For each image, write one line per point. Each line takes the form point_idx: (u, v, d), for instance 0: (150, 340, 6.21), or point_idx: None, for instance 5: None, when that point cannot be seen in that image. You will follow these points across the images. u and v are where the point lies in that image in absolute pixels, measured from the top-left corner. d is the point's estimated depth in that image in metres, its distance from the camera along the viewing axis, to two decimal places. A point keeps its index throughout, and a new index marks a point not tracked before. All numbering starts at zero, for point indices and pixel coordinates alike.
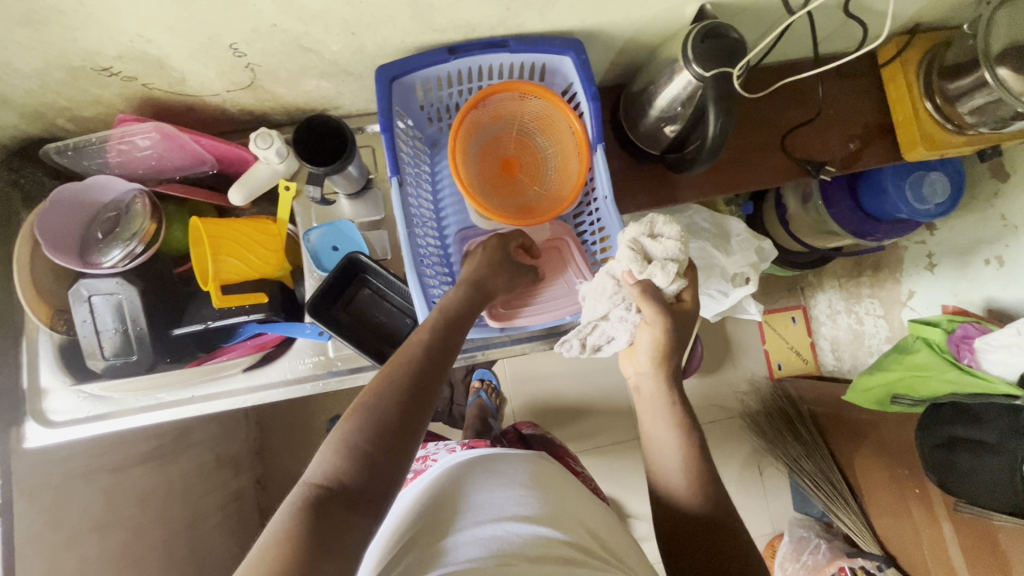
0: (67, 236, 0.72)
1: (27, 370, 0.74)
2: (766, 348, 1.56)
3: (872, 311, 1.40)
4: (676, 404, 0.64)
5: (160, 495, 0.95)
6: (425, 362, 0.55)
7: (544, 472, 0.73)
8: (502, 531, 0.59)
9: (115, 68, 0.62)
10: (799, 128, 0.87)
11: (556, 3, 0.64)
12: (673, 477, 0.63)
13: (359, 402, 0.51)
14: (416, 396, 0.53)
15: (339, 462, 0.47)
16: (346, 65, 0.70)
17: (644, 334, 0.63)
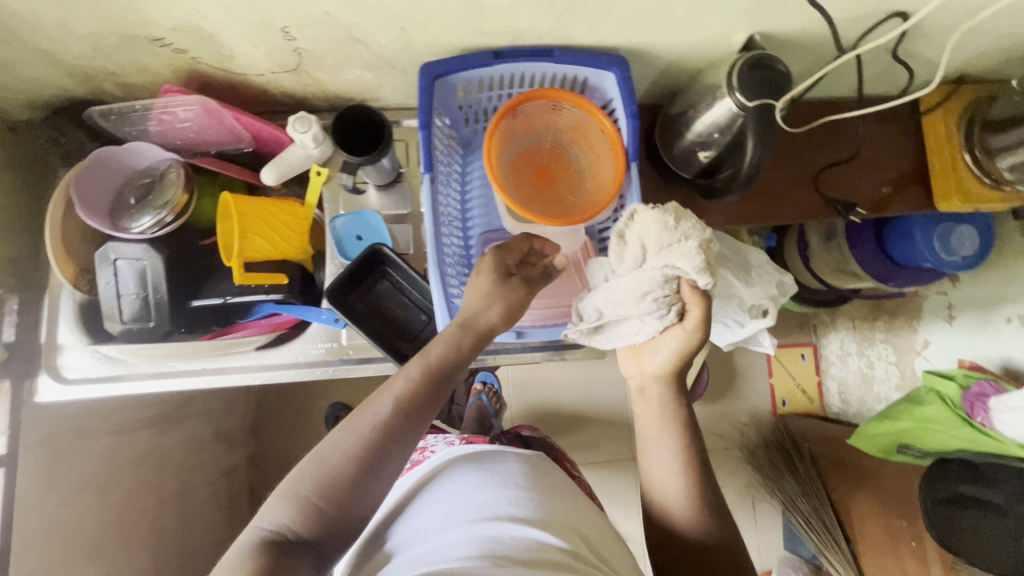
0: (100, 198, 0.73)
1: (45, 324, 0.74)
2: (771, 382, 1.59)
3: (884, 357, 1.38)
4: (680, 414, 0.65)
5: (153, 462, 0.96)
6: (398, 416, 0.53)
7: (542, 478, 0.72)
8: (496, 531, 0.60)
9: (168, 40, 0.63)
10: (833, 167, 0.86)
11: (607, 18, 0.64)
12: (670, 492, 0.63)
13: (321, 450, 0.51)
14: (380, 451, 0.51)
15: (288, 511, 0.48)
16: (391, 58, 0.70)
17: (668, 338, 0.63)
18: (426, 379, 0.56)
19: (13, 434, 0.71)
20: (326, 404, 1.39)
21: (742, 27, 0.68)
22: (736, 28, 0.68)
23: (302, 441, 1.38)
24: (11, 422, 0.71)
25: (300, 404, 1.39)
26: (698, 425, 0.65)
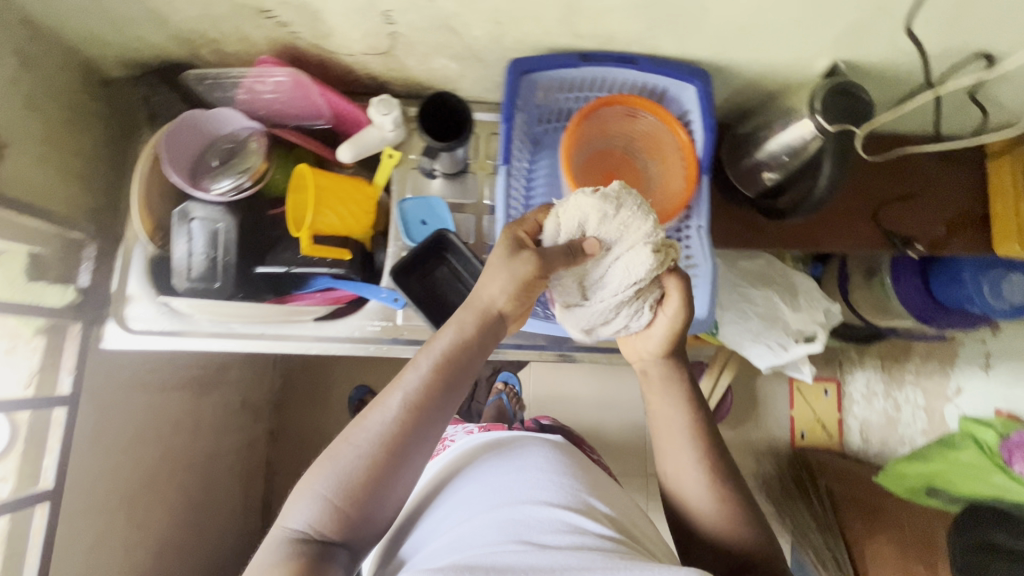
0: (184, 158, 0.76)
1: (117, 274, 0.76)
2: (792, 413, 1.54)
3: (912, 400, 1.38)
4: (685, 400, 0.60)
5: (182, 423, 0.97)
6: (409, 413, 0.49)
7: (569, 462, 0.68)
8: (521, 514, 0.57)
9: (275, 12, 0.65)
10: (893, 202, 0.87)
11: (698, 30, 0.66)
12: (691, 492, 0.58)
13: (335, 451, 0.49)
14: (398, 449, 0.49)
15: (311, 511, 0.47)
16: (480, 51, 0.72)
17: (654, 323, 0.59)
18: (438, 369, 0.51)
19: (78, 375, 0.72)
20: (349, 386, 1.41)
21: (828, 53, 0.69)
22: (821, 53, 0.69)
23: (322, 420, 1.40)
24: (77, 363, 0.72)
25: (324, 383, 1.41)
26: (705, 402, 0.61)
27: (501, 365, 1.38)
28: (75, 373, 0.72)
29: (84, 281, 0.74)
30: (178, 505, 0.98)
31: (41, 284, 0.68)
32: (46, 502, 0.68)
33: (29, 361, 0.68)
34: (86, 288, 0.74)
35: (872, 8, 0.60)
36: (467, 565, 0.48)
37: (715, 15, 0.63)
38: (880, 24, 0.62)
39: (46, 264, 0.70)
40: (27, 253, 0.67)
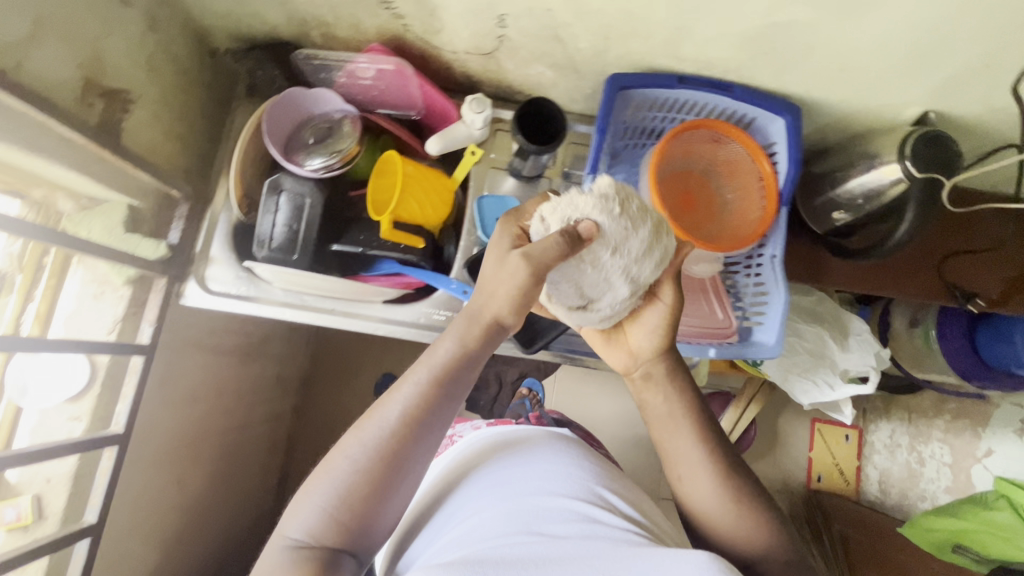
0: (281, 133, 0.79)
1: (203, 237, 0.79)
2: (810, 455, 1.55)
3: (938, 456, 1.34)
4: (686, 405, 0.64)
5: (221, 388, 0.99)
6: (405, 424, 0.52)
7: (579, 455, 0.68)
8: (531, 507, 0.56)
9: (395, 4, 0.68)
10: (959, 254, 0.87)
11: (799, 66, 0.68)
12: (710, 503, 0.60)
13: (331, 462, 0.52)
14: (396, 459, 0.51)
15: (313, 522, 0.49)
16: (579, 62, 0.75)
17: (651, 312, 0.63)
18: (437, 379, 0.54)
19: (157, 328, 0.75)
20: (375, 373, 1.43)
21: (919, 103, 0.71)
22: (914, 102, 0.71)
23: (347, 402, 1.42)
24: (157, 316, 0.75)
25: (354, 367, 1.43)
26: (705, 403, 0.65)
27: (527, 371, 1.38)
28: (154, 325, 0.75)
29: (173, 239, 0.77)
30: (213, 466, 1.01)
31: (137, 236, 0.72)
32: (114, 447, 0.71)
33: (114, 308, 0.73)
34: (174, 245, 0.77)
35: (975, 64, 0.62)
36: (473, 562, 0.47)
37: (820, 53, 0.65)
38: (980, 79, 0.64)
39: (141, 219, 0.73)
40: (126, 207, 0.71)
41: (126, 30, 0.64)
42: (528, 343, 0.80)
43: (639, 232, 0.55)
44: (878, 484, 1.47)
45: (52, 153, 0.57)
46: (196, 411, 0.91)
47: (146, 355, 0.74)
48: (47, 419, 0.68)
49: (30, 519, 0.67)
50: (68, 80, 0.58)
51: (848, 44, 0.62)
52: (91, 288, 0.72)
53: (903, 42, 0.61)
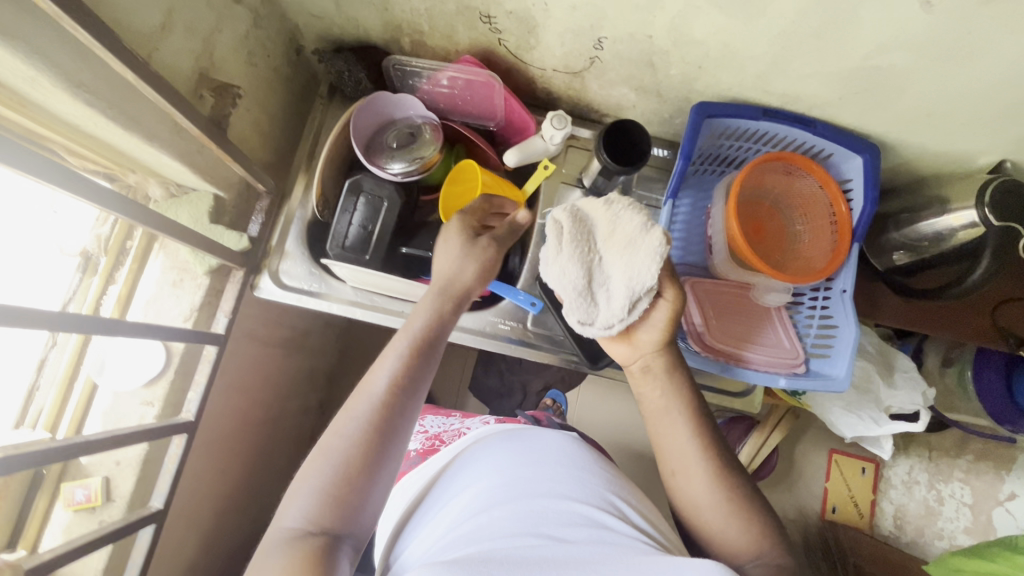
0: (364, 134, 0.80)
1: (280, 230, 0.80)
2: (826, 486, 1.47)
3: (958, 495, 1.32)
4: (686, 401, 0.65)
5: (264, 379, 0.99)
6: (392, 395, 0.56)
7: (585, 453, 0.70)
8: (536, 508, 0.58)
9: (496, 19, 0.69)
10: (1017, 301, 0.84)
11: (886, 108, 0.69)
12: (701, 495, 0.62)
13: (326, 444, 0.54)
14: (387, 434, 0.54)
15: (313, 505, 0.50)
16: (664, 88, 0.76)
17: (654, 311, 0.63)
18: (413, 350, 0.59)
19: (231, 319, 0.75)
20: None
21: (997, 152, 0.72)
22: (992, 151, 0.72)
23: None
24: (233, 307, 0.75)
25: None
26: (706, 407, 0.66)
27: (551, 382, 1.30)
28: (229, 316, 0.75)
29: (252, 230, 0.79)
30: (250, 455, 1.00)
31: (220, 227, 0.72)
32: (183, 434, 0.70)
33: (191, 296, 0.73)
34: (253, 237, 0.78)
35: None
36: (481, 559, 0.49)
37: (910, 98, 0.66)
38: None
39: (224, 209, 0.74)
40: (212, 197, 0.72)
41: (235, 26, 0.65)
42: (593, 359, 0.80)
43: (632, 240, 0.58)
44: (893, 520, 1.41)
45: (165, 142, 0.58)
46: (239, 400, 0.91)
47: (219, 345, 0.73)
48: (121, 401, 0.69)
49: (99, 500, 0.68)
50: (184, 73, 0.59)
51: (940, 92, 0.64)
52: (171, 275, 0.73)
53: (998, 94, 0.62)
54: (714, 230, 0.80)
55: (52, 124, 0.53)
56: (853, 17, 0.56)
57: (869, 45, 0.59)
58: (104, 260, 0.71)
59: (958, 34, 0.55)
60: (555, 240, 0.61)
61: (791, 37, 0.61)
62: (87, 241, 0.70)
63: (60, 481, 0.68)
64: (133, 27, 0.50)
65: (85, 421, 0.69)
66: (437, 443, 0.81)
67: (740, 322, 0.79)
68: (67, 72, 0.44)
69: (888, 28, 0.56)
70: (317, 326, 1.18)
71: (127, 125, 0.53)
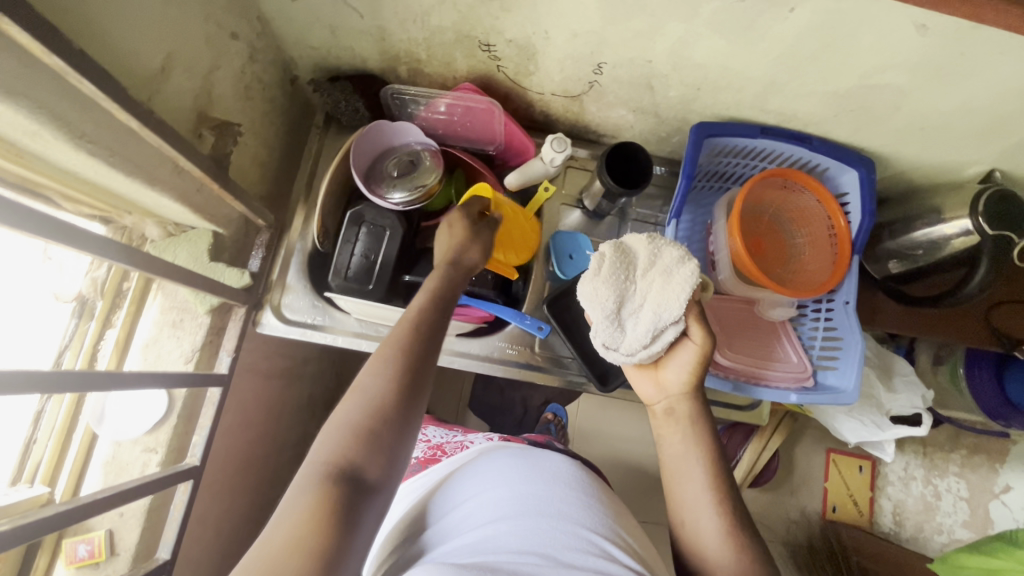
0: (363, 163, 0.79)
1: (280, 264, 0.79)
2: (825, 486, 1.43)
3: (955, 489, 1.37)
4: (704, 449, 0.62)
5: (264, 412, 0.96)
6: (419, 337, 0.55)
7: (590, 480, 0.69)
8: (546, 527, 0.57)
9: (495, 47, 0.69)
10: (1007, 302, 0.88)
11: (880, 124, 0.71)
12: (708, 540, 0.58)
13: (357, 385, 0.51)
14: (417, 376, 0.52)
15: (344, 442, 0.47)
16: (662, 109, 0.77)
17: (681, 351, 0.63)
18: (431, 301, 0.59)
19: (234, 358, 0.73)
20: None
21: (987, 162, 0.74)
22: (981, 161, 0.74)
23: None
24: (236, 345, 0.74)
25: None
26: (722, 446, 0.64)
27: (551, 396, 1.29)
28: (233, 354, 0.73)
29: (253, 266, 0.77)
30: (252, 491, 0.97)
31: (221, 265, 0.71)
32: (190, 480, 0.68)
33: (192, 337, 0.71)
34: (254, 273, 0.76)
35: None
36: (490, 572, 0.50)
37: (904, 114, 0.68)
38: None
39: (223, 246, 0.73)
40: (211, 235, 0.70)
41: (232, 62, 0.64)
42: (602, 380, 0.80)
43: (672, 273, 0.58)
44: (893, 516, 1.39)
45: (165, 185, 0.57)
46: (240, 435, 0.88)
47: (224, 386, 0.71)
48: (122, 451, 0.67)
49: (104, 555, 0.65)
50: (184, 114, 0.58)
51: (933, 109, 0.66)
52: (171, 316, 0.71)
53: (988, 111, 0.64)
54: (718, 247, 0.80)
55: (48, 173, 0.52)
56: (851, 41, 0.57)
57: (866, 66, 0.60)
58: (100, 304, 0.68)
59: (953, 56, 0.56)
60: (593, 264, 0.60)
61: (790, 61, 0.62)
62: (81, 285, 0.67)
63: (61, 537, 0.65)
64: (134, 73, 0.49)
65: (85, 474, 0.66)
66: (437, 453, 0.81)
67: (751, 344, 0.79)
68: (70, 124, 0.43)
69: (885, 51, 0.58)
70: (314, 352, 1.16)
71: (128, 171, 0.51)
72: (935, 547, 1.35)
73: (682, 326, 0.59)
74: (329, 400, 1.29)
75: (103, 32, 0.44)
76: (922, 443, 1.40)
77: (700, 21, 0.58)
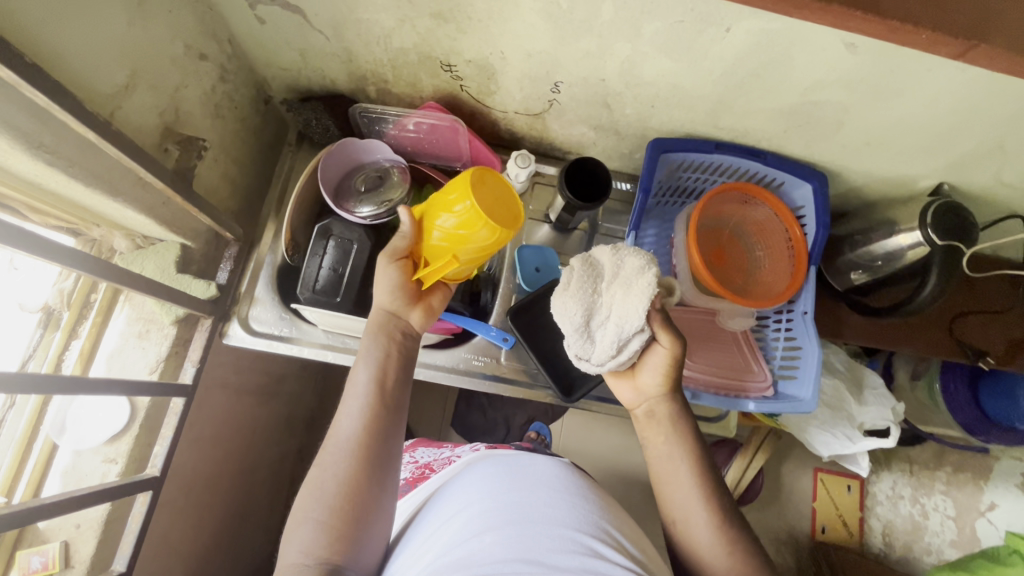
0: (332, 179, 0.81)
1: (249, 277, 0.80)
2: (814, 506, 1.34)
3: (941, 508, 1.31)
4: (688, 449, 0.63)
5: (237, 428, 0.96)
6: (366, 427, 0.60)
7: (576, 479, 0.70)
8: (530, 532, 0.58)
9: (456, 67, 0.72)
10: (970, 313, 0.89)
11: (827, 140, 0.74)
12: (703, 543, 0.59)
13: (314, 482, 0.58)
14: (367, 465, 0.58)
15: (310, 540, 0.54)
16: (621, 126, 0.80)
17: (651, 354, 0.63)
18: (377, 380, 0.63)
19: (199, 368, 0.74)
20: None
21: (935, 176, 0.77)
22: (930, 175, 0.76)
23: None
24: (201, 356, 0.75)
25: None
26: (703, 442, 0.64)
27: (534, 415, 1.26)
28: (197, 365, 0.74)
29: (221, 278, 0.78)
30: (222, 509, 0.96)
31: (188, 276, 0.72)
32: (149, 491, 0.68)
33: (158, 347, 0.72)
34: (222, 284, 0.78)
35: (989, 145, 0.68)
36: None
37: (849, 130, 0.70)
38: (992, 158, 0.70)
39: (192, 259, 0.74)
40: (179, 247, 0.72)
41: (201, 82, 0.67)
42: (566, 392, 0.80)
43: (633, 283, 0.58)
44: (882, 537, 1.31)
45: (129, 196, 0.59)
46: (210, 450, 0.88)
47: (187, 396, 0.72)
48: (82, 460, 0.67)
49: (57, 567, 0.65)
50: (148, 129, 0.60)
51: (874, 125, 0.68)
52: (137, 326, 0.72)
53: (926, 126, 0.66)
54: (678, 260, 0.82)
55: (11, 184, 0.54)
56: (786, 61, 0.60)
57: (805, 84, 0.63)
58: (66, 315, 0.70)
59: (884, 74, 0.59)
60: (562, 279, 0.61)
61: (733, 79, 0.65)
62: (49, 296, 0.69)
63: (16, 548, 0.65)
64: (94, 89, 0.51)
65: (43, 483, 0.66)
66: (426, 472, 0.83)
67: (720, 352, 0.81)
68: (26, 134, 0.45)
69: (818, 71, 0.61)
70: (292, 370, 1.16)
71: (88, 182, 0.54)
72: (924, 568, 1.28)
73: (647, 336, 0.59)
74: (309, 419, 1.29)
75: (62, 50, 0.46)
76: (908, 461, 1.34)
77: (644, 42, 0.61)
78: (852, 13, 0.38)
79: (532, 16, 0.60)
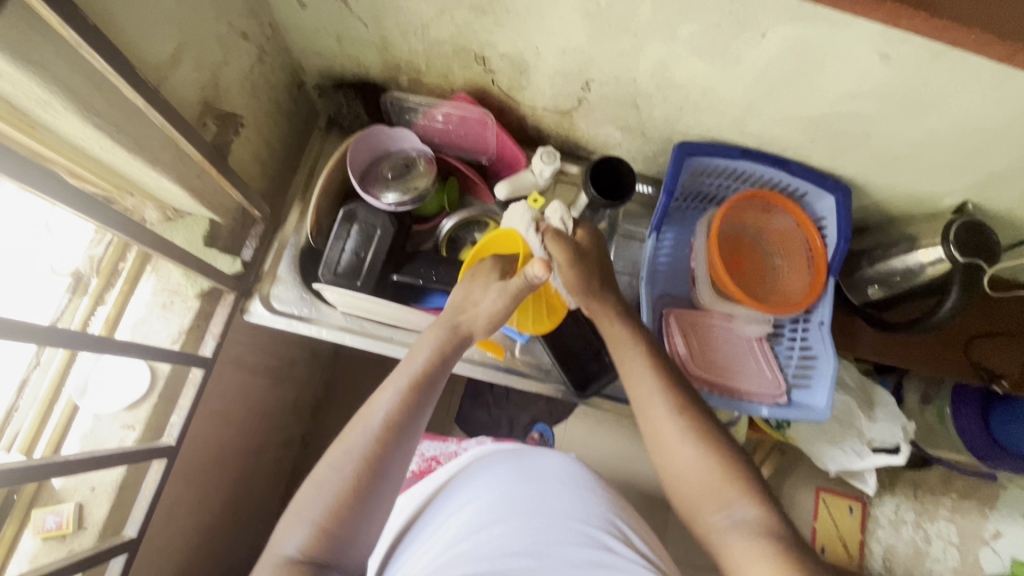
0: (359, 164, 0.82)
1: (272, 257, 0.81)
2: (814, 526, 1.29)
3: (944, 535, 1.27)
4: (647, 352, 0.67)
5: (247, 408, 0.97)
6: (386, 431, 0.56)
7: (587, 473, 0.71)
8: (540, 526, 0.59)
9: (490, 61, 0.74)
10: (986, 336, 0.88)
11: (852, 152, 0.74)
12: (668, 430, 0.61)
13: (320, 475, 0.54)
14: (377, 469, 0.54)
15: (303, 537, 0.51)
16: (648, 128, 0.81)
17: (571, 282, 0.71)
18: (414, 385, 0.60)
19: (219, 342, 0.75)
20: None
21: (959, 194, 0.77)
22: (954, 193, 0.77)
23: None
24: (222, 330, 0.76)
25: None
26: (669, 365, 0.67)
27: (539, 416, 1.25)
28: (218, 338, 0.75)
29: (246, 255, 0.79)
30: (226, 488, 0.96)
31: (214, 250, 0.73)
32: (163, 459, 0.69)
33: (181, 319, 0.73)
34: (246, 261, 0.79)
35: (1016, 165, 0.68)
36: None
37: (875, 143, 0.71)
38: (1018, 178, 0.70)
39: (219, 234, 0.75)
40: (207, 222, 0.73)
41: (241, 61, 0.69)
42: (579, 388, 0.81)
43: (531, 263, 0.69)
44: (883, 562, 1.27)
45: (167, 166, 0.61)
46: (220, 427, 0.89)
47: (205, 368, 0.73)
48: (101, 425, 0.68)
49: (71, 528, 0.66)
50: (190, 101, 0.62)
51: (901, 139, 0.69)
52: (163, 298, 0.73)
53: (952, 143, 0.67)
54: (697, 264, 0.83)
55: (56, 146, 0.55)
56: (818, 69, 0.61)
57: (835, 93, 0.64)
58: (95, 282, 0.71)
59: (916, 87, 0.59)
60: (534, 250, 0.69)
61: (763, 86, 0.66)
62: (79, 262, 0.71)
63: (32, 506, 0.66)
64: (142, 57, 0.53)
65: (62, 444, 0.67)
66: (434, 463, 0.83)
67: (715, 343, 0.81)
68: (78, 95, 0.47)
69: (849, 81, 0.61)
70: (302, 357, 1.17)
71: (130, 147, 0.55)
72: None
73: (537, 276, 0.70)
74: (315, 407, 1.30)
75: (116, 16, 0.48)
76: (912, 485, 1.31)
77: (679, 43, 0.62)
78: (896, 9, 0.39)
79: (571, 13, 0.62)
